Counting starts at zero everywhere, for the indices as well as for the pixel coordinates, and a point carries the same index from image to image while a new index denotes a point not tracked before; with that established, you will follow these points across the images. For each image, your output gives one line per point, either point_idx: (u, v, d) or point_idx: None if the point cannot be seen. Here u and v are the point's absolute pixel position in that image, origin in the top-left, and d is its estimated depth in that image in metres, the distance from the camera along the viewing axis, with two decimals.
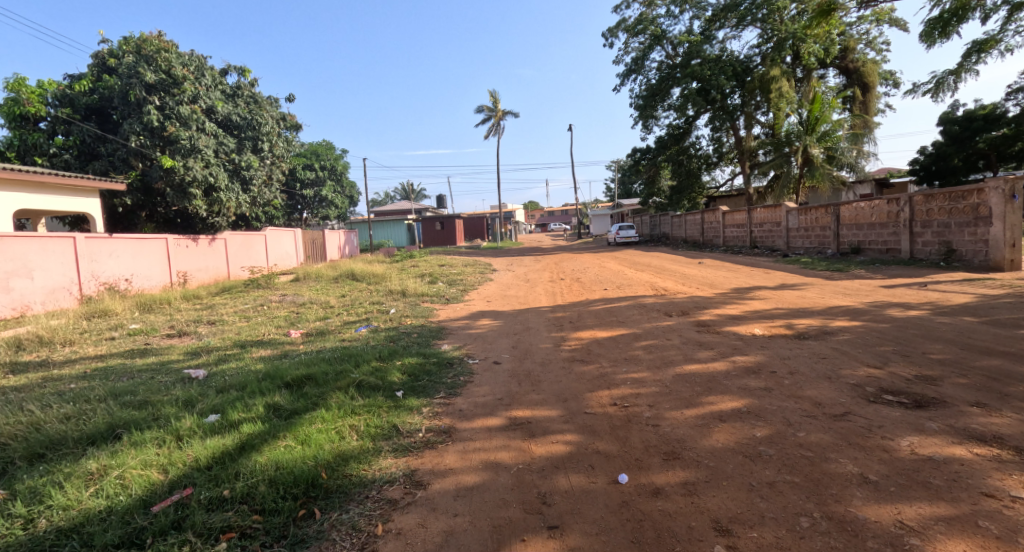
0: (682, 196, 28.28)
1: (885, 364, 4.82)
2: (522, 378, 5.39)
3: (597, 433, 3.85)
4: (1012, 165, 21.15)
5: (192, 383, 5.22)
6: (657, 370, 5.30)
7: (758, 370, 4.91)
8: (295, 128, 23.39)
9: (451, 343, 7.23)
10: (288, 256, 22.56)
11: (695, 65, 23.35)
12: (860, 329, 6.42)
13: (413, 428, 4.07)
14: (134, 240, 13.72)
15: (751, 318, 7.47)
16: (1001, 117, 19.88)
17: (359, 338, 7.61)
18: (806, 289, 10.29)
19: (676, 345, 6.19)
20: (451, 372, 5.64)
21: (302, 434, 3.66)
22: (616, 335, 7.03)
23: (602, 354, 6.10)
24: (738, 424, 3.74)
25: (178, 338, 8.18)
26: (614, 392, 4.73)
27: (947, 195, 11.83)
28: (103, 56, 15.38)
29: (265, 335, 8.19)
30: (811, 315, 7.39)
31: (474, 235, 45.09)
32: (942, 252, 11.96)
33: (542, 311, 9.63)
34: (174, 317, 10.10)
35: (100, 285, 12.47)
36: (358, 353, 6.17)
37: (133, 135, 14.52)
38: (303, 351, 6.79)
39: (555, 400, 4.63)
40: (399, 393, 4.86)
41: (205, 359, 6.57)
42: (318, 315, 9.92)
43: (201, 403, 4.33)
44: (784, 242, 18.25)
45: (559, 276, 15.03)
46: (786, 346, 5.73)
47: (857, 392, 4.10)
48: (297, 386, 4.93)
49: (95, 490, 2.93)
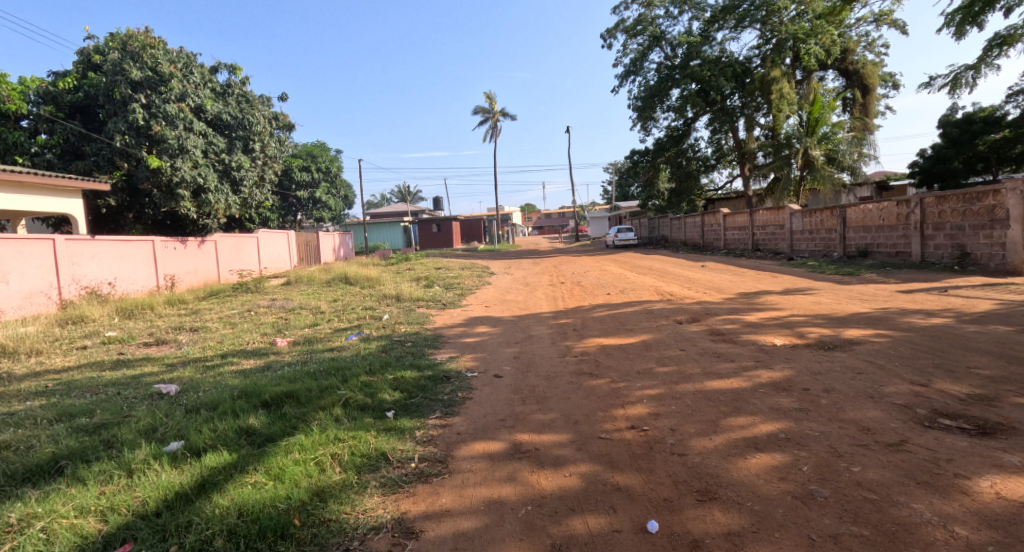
0: (682, 199, 27.65)
1: (929, 380, 4.36)
2: (526, 395, 4.89)
3: (616, 464, 3.36)
4: (1011, 167, 20.81)
5: (160, 401, 4.69)
6: (674, 386, 4.81)
7: (789, 387, 4.43)
8: (289, 127, 22.82)
9: (447, 353, 6.72)
10: (281, 259, 22.01)
11: (694, 66, 22.93)
12: (890, 338, 5.95)
13: (405, 456, 3.56)
14: (118, 242, 13.17)
15: (768, 326, 6.98)
16: (1001, 120, 19.52)
17: (348, 347, 7.09)
18: (819, 294, 9.82)
19: (693, 356, 5.71)
20: (447, 387, 5.14)
21: (274, 468, 3.15)
22: (625, 345, 6.53)
23: (612, 367, 5.61)
24: (778, 452, 3.27)
25: (155, 347, 7.66)
26: (630, 413, 4.25)
27: (961, 197, 11.38)
28: (87, 52, 14.86)
29: (249, 344, 7.67)
30: (832, 323, 6.91)
31: (470, 238, 44.58)
32: (956, 256, 11.52)
33: (543, 318, 9.12)
34: (156, 323, 9.58)
35: (82, 289, 11.94)
36: (347, 366, 5.66)
37: (118, 135, 14.00)
38: (289, 363, 6.27)
39: (565, 422, 4.14)
40: (390, 413, 4.34)
41: (181, 371, 6.05)
42: (308, 322, 9.40)
43: (163, 427, 3.81)
44: (787, 245, 17.83)
45: (559, 279, 14.55)
46: (814, 359, 5.26)
47: (908, 416, 3.64)
48: (277, 405, 4.42)
49: (11, 546, 2.45)
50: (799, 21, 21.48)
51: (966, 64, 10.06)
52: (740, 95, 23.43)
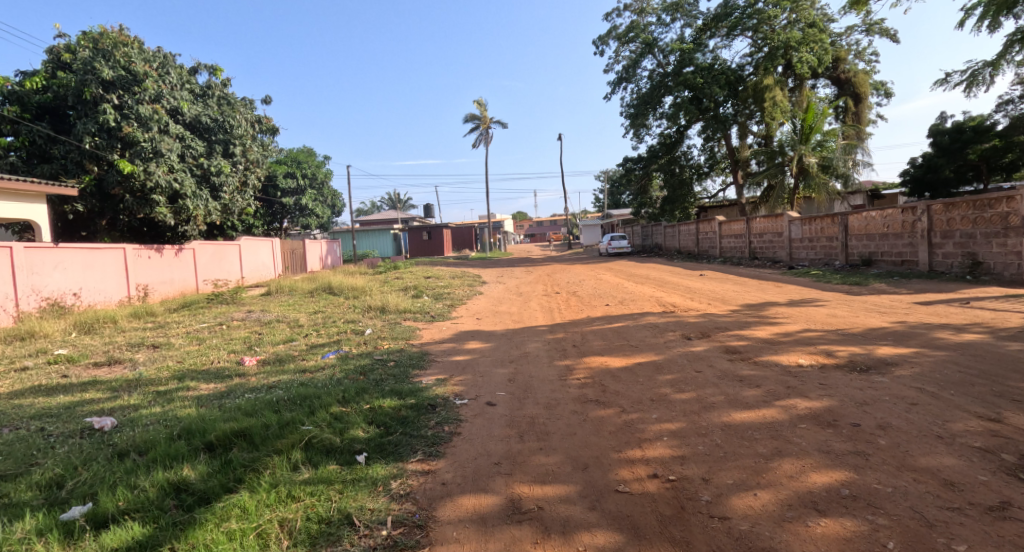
0: (675, 206, 26.97)
1: (1000, 414, 3.69)
2: (523, 429, 4.18)
3: (642, 534, 2.73)
4: (1001, 175, 20.48)
5: (86, 441, 3.95)
6: (696, 419, 4.10)
7: (835, 419, 3.74)
8: (272, 132, 21.97)
9: (433, 375, 5.98)
10: (264, 267, 21.12)
11: (687, 73, 22.41)
12: (929, 358, 5.27)
13: (375, 519, 2.87)
14: (86, 250, 12.33)
15: (788, 343, 6.29)
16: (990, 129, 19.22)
17: (322, 368, 6.36)
18: (831, 306, 9.18)
19: (712, 381, 5.03)
20: (432, 419, 4.43)
21: (198, 547, 2.55)
22: (632, 366, 5.82)
23: (621, 394, 4.89)
24: (847, 519, 2.63)
25: (106, 369, 6.88)
26: (649, 455, 3.56)
27: (971, 204, 10.83)
28: (57, 51, 14.06)
29: (213, 364, 6.91)
30: (857, 339, 6.24)
31: (462, 245, 43.79)
32: (967, 265, 10.96)
33: (538, 332, 8.40)
34: (114, 339, 8.79)
35: (43, 301, 11.11)
36: (318, 393, 4.90)
37: (87, 136, 13.17)
38: (252, 388, 5.51)
39: (571, 469, 3.45)
40: (362, 456, 3.61)
41: (127, 400, 5.29)
42: (283, 336, 8.65)
43: (72, 480, 3.13)
44: (786, 253, 17.25)
45: (554, 289, 13.87)
46: (853, 385, 4.56)
47: (995, 463, 2.98)
48: (225, 448, 3.67)
49: None
50: (792, 29, 21.11)
51: (985, 60, 9.55)
52: (734, 103, 22.94)
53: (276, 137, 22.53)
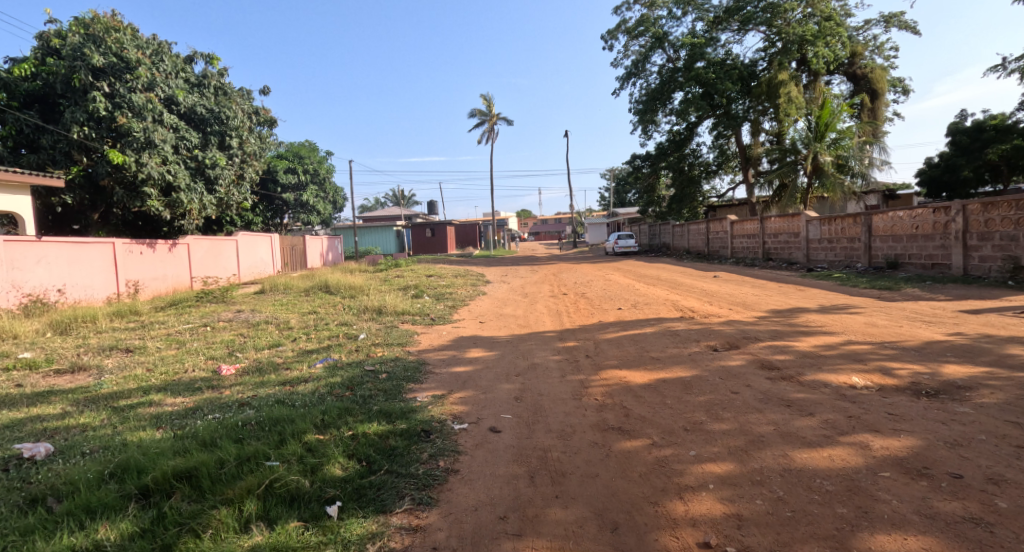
0: (683, 205, 25.82)
1: None
2: (535, 468, 3.44)
3: None
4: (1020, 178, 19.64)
5: (4, 476, 3.26)
6: (746, 458, 3.36)
7: (926, 466, 3.00)
8: (270, 124, 21.25)
9: (429, 391, 5.22)
10: (261, 263, 20.43)
11: (698, 68, 21.53)
12: (1009, 381, 4.49)
13: None
14: (72, 244, 11.64)
15: (833, 357, 5.53)
16: (1013, 127, 18.38)
17: (307, 379, 5.63)
18: (867, 313, 8.38)
19: (755, 405, 4.26)
20: (425, 450, 3.69)
21: None
22: (657, 384, 5.05)
23: (648, 420, 4.14)
24: None
25: (68, 377, 6.18)
26: (696, 512, 2.83)
27: (1012, 204, 10.01)
28: (47, 37, 13.25)
29: (187, 373, 6.19)
30: (914, 354, 5.47)
31: (466, 243, 43.07)
32: (1006, 269, 10.12)
33: (547, 339, 7.64)
34: (88, 341, 8.10)
35: (24, 297, 10.43)
36: (293, 414, 4.16)
37: (76, 125, 12.37)
38: (222, 405, 4.77)
39: (598, 531, 2.74)
40: (333, 507, 2.92)
41: (76, 418, 4.56)
42: (269, 340, 7.92)
43: None
44: (803, 254, 16.43)
45: (562, 290, 13.07)
46: (930, 416, 3.79)
47: None
48: (163, 494, 2.96)
49: None
50: (808, 22, 20.26)
51: None
52: (746, 99, 21.99)
53: (273, 130, 21.78)
